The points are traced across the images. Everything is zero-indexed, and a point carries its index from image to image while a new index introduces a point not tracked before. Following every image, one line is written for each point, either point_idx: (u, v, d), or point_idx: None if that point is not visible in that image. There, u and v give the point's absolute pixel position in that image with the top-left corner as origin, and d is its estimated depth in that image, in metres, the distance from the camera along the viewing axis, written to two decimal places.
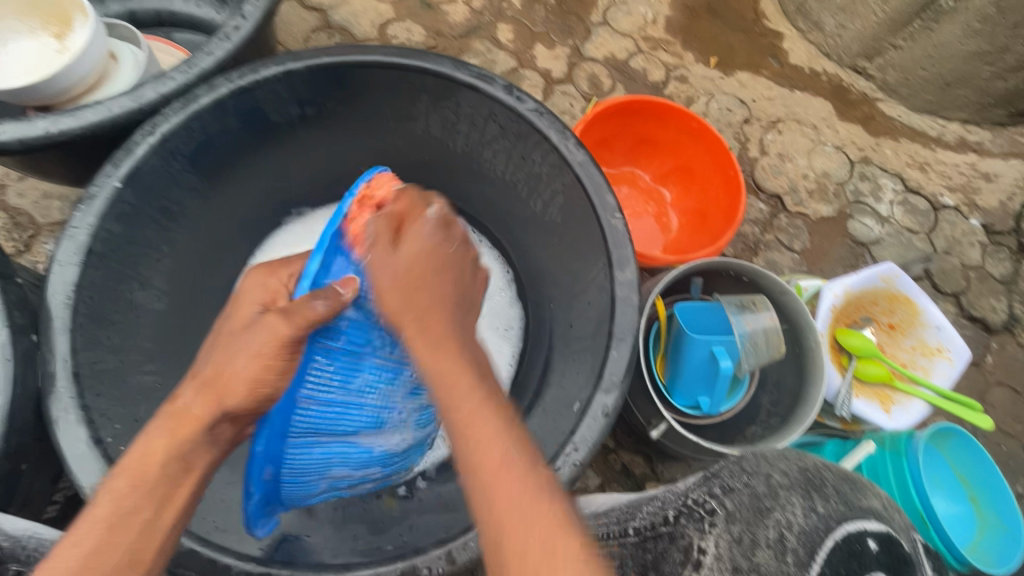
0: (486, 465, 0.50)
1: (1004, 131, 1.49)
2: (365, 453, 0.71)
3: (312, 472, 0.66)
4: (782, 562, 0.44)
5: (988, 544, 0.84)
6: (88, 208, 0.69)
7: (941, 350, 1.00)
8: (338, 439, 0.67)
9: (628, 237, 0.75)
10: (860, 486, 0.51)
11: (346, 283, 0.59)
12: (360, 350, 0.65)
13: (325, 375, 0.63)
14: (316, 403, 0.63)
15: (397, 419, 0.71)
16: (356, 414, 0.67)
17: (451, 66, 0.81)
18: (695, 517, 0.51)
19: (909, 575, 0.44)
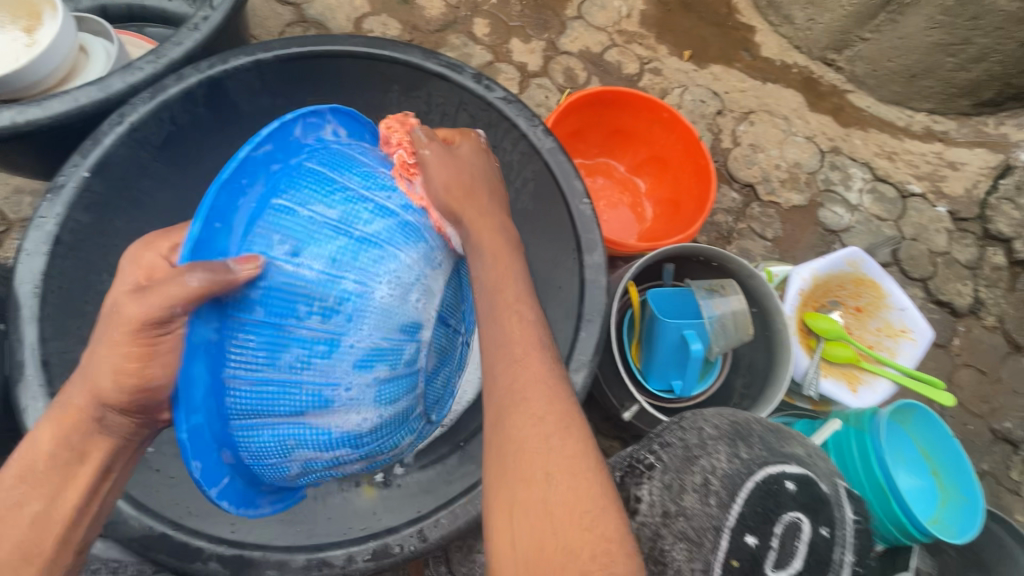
0: (517, 342, 0.59)
1: (969, 121, 1.54)
2: (323, 435, 0.60)
3: (272, 454, 0.60)
4: (705, 503, 0.62)
5: (949, 515, 0.87)
6: (56, 198, 0.69)
7: (905, 330, 1.03)
8: (284, 420, 0.59)
9: (595, 221, 0.77)
10: (785, 437, 0.68)
11: (240, 262, 0.54)
12: (278, 321, 0.57)
13: (244, 351, 0.56)
14: (240, 380, 0.57)
15: (350, 396, 0.59)
16: (294, 393, 0.58)
17: (421, 56, 0.82)
18: (636, 473, 0.67)
19: (819, 507, 0.62)
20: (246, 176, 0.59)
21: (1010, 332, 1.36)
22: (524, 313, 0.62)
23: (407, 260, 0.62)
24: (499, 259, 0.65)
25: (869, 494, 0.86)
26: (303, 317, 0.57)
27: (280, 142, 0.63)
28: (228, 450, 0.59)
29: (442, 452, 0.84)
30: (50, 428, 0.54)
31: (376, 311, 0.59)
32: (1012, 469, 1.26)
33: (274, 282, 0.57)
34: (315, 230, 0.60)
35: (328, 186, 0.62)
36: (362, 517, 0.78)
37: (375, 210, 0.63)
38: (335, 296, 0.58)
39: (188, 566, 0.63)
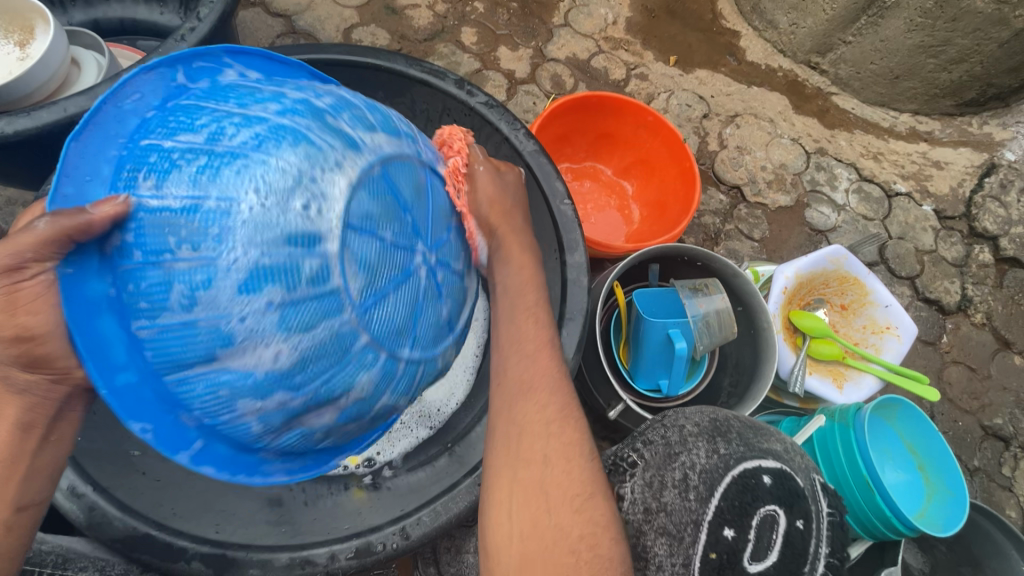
0: (528, 353, 0.64)
1: (953, 121, 1.55)
2: (248, 380, 0.49)
3: (219, 412, 0.50)
4: (685, 497, 0.59)
5: (935, 509, 0.87)
6: (42, 205, 0.70)
7: (890, 327, 1.04)
8: (206, 371, 0.48)
9: (577, 221, 0.78)
10: (763, 433, 0.65)
11: (97, 203, 0.47)
12: (157, 259, 0.47)
13: (137, 301, 0.47)
14: (147, 330, 0.48)
15: (254, 327, 0.47)
16: (192, 335, 0.47)
17: (404, 63, 0.84)
18: (619, 471, 0.68)
19: (795, 501, 0.58)
20: (116, 128, 0.52)
21: (998, 328, 1.37)
22: (538, 317, 0.67)
23: (290, 157, 0.48)
24: (525, 270, 0.70)
25: (853, 488, 0.86)
26: (175, 250, 0.46)
27: (155, 88, 0.56)
28: (183, 412, 0.51)
29: (432, 453, 0.86)
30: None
31: (257, 219, 0.46)
32: (1004, 465, 1.26)
33: (143, 217, 0.47)
34: (172, 152, 0.48)
35: (197, 108, 0.52)
36: (349, 518, 0.78)
37: (246, 118, 0.50)
38: (206, 213, 0.46)
39: (172, 565, 0.65)
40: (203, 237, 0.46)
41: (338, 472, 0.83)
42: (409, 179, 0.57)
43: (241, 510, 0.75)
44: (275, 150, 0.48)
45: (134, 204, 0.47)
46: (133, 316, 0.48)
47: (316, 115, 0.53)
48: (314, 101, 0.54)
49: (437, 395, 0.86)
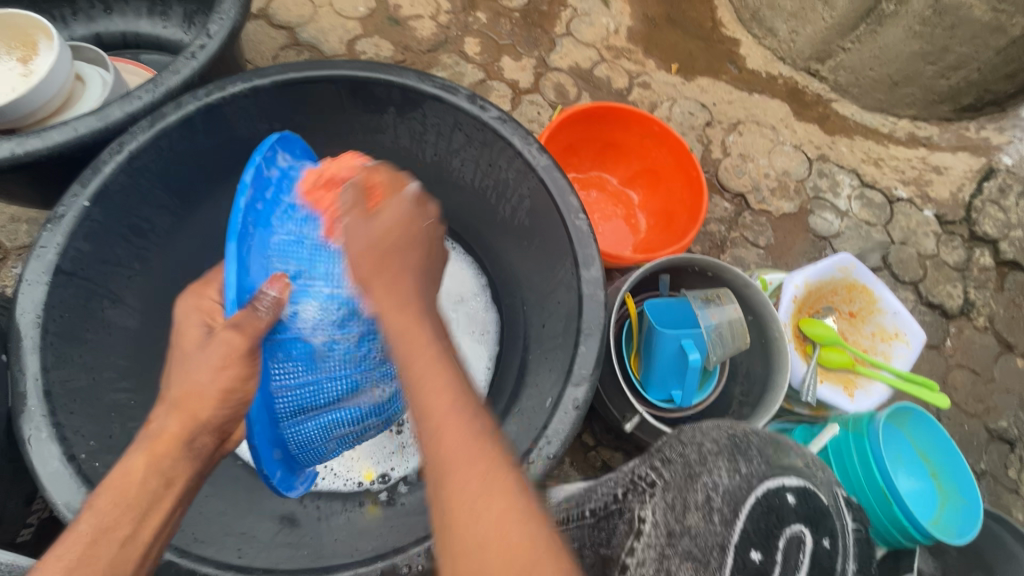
0: (433, 412, 0.53)
1: (951, 126, 1.57)
2: (355, 413, 0.77)
3: (316, 440, 0.74)
4: (710, 520, 0.57)
5: (949, 516, 0.88)
6: (55, 228, 0.70)
7: (898, 334, 1.05)
8: (325, 410, 0.74)
9: (592, 236, 0.78)
10: (783, 449, 0.66)
11: (273, 282, 0.66)
12: (305, 331, 0.70)
13: (286, 363, 0.69)
14: (288, 384, 0.70)
15: (369, 377, 0.76)
16: (325, 387, 0.73)
17: (416, 78, 0.84)
18: (637, 490, 0.62)
19: (820, 519, 0.58)
20: (250, 227, 0.69)
21: (1000, 331, 1.38)
22: (441, 381, 0.55)
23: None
24: (409, 332, 0.58)
25: (870, 497, 0.87)
26: (319, 322, 0.71)
27: (257, 186, 0.70)
28: (280, 450, 0.69)
29: None
30: (141, 458, 0.57)
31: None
32: (1009, 468, 1.27)
33: (299, 299, 0.70)
34: (319, 260, 0.73)
35: (306, 214, 0.75)
36: (370, 536, 0.77)
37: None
38: (346, 301, 0.72)
39: None
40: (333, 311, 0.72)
41: (353, 490, 0.89)
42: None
43: (260, 531, 0.77)
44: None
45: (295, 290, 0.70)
46: (274, 377, 0.69)
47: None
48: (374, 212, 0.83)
49: None
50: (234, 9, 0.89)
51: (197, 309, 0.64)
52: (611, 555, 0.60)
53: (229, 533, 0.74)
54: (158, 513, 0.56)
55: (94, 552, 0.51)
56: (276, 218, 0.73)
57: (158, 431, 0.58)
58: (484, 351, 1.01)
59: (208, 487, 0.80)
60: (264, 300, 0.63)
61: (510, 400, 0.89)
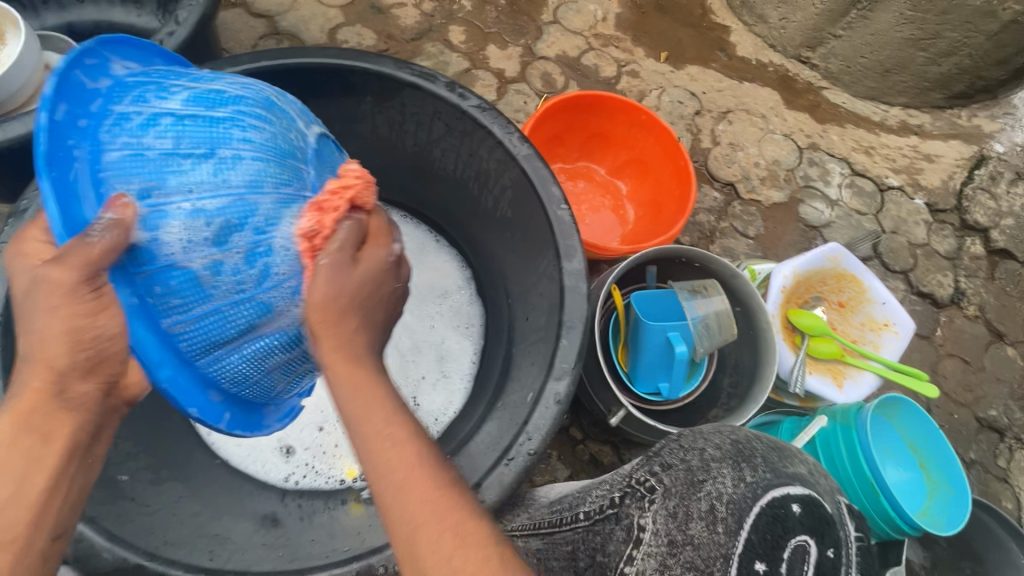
0: (398, 466, 0.52)
1: (942, 114, 1.55)
2: (289, 337, 0.60)
3: (249, 377, 0.60)
4: (713, 530, 0.54)
5: (938, 507, 0.87)
6: (16, 222, 0.67)
7: (888, 324, 1.04)
8: (245, 341, 0.58)
9: (574, 227, 0.76)
10: (786, 456, 0.60)
11: (109, 206, 0.50)
12: (174, 256, 0.52)
13: (168, 298, 0.53)
14: (182, 320, 0.54)
15: (285, 293, 0.57)
16: (232, 316, 0.56)
17: (393, 66, 0.82)
18: (637, 496, 0.62)
19: (825, 529, 0.52)
20: (74, 139, 0.51)
21: (991, 320, 1.37)
22: (398, 435, 0.53)
23: (257, 138, 0.55)
24: (363, 389, 0.54)
25: (858, 490, 0.86)
26: (187, 244, 0.52)
27: (70, 96, 0.52)
28: (213, 389, 0.59)
29: None
30: (5, 420, 0.52)
31: (257, 203, 0.54)
32: (999, 457, 1.27)
33: (151, 223, 0.51)
34: (168, 159, 0.52)
35: (144, 118, 0.53)
36: (349, 536, 0.75)
37: (195, 121, 0.54)
38: (217, 214, 0.53)
39: None
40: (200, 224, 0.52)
41: (335, 488, 0.87)
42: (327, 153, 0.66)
43: (237, 532, 0.76)
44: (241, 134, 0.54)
45: (143, 214, 0.51)
46: (162, 316, 0.54)
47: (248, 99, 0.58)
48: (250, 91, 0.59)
49: (435, 404, 0.95)
50: None
51: (23, 254, 0.53)
52: (608, 562, 0.60)
53: (202, 535, 0.72)
54: (43, 471, 0.52)
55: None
56: (105, 128, 0.53)
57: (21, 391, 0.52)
58: (469, 346, 1.00)
59: (183, 488, 0.78)
60: (97, 224, 0.48)
61: (494, 395, 0.88)
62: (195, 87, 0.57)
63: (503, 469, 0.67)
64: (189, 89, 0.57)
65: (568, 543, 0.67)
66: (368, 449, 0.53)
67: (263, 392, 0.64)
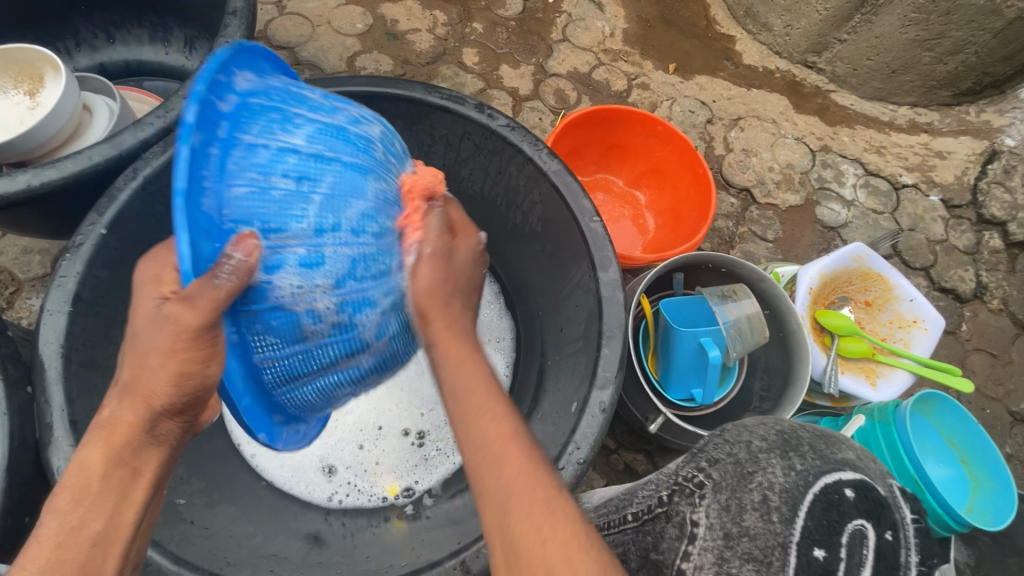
0: (497, 451, 0.53)
1: (951, 111, 1.57)
2: (356, 372, 0.62)
3: (315, 404, 0.63)
4: (767, 520, 0.54)
5: (983, 502, 0.87)
6: (74, 257, 0.70)
7: (917, 321, 1.04)
8: (322, 375, 0.60)
9: (608, 238, 0.78)
10: (833, 442, 0.61)
11: (236, 244, 0.49)
12: (285, 300, 0.53)
13: (267, 336, 0.54)
14: (274, 356, 0.56)
15: (377, 331, 0.59)
16: (318, 355, 0.58)
17: (423, 90, 0.84)
18: (686, 493, 0.61)
19: (881, 512, 0.53)
20: (204, 169, 0.50)
21: (1015, 313, 1.37)
22: (498, 416, 0.55)
23: (373, 193, 0.57)
24: (467, 375, 0.56)
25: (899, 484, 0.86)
26: (297, 290, 0.53)
27: (202, 122, 0.49)
28: (276, 414, 0.60)
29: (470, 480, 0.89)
30: (97, 451, 0.52)
31: (375, 256, 0.57)
32: None
33: (271, 265, 0.52)
34: (286, 202, 0.53)
35: (272, 153, 0.53)
36: (402, 552, 0.79)
37: (319, 161, 0.55)
38: (335, 265, 0.54)
39: None
40: (308, 273, 0.53)
41: (377, 505, 0.88)
42: (418, 187, 0.68)
43: (291, 551, 0.79)
44: (361, 190, 0.56)
45: (265, 256, 0.51)
46: (255, 350, 0.55)
47: (365, 144, 0.60)
48: (363, 130, 0.61)
49: None
50: (239, 32, 0.90)
51: (156, 280, 0.54)
52: (663, 559, 0.61)
53: (260, 555, 0.76)
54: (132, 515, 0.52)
55: (66, 555, 0.48)
56: (235, 158, 0.51)
57: (112, 420, 0.52)
58: (502, 359, 1.00)
59: (235, 510, 0.80)
60: (226, 265, 0.48)
61: (531, 406, 0.89)
62: (316, 119, 0.58)
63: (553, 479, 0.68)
64: (311, 121, 0.57)
65: (618, 544, 0.70)
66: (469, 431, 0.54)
67: (316, 410, 0.66)
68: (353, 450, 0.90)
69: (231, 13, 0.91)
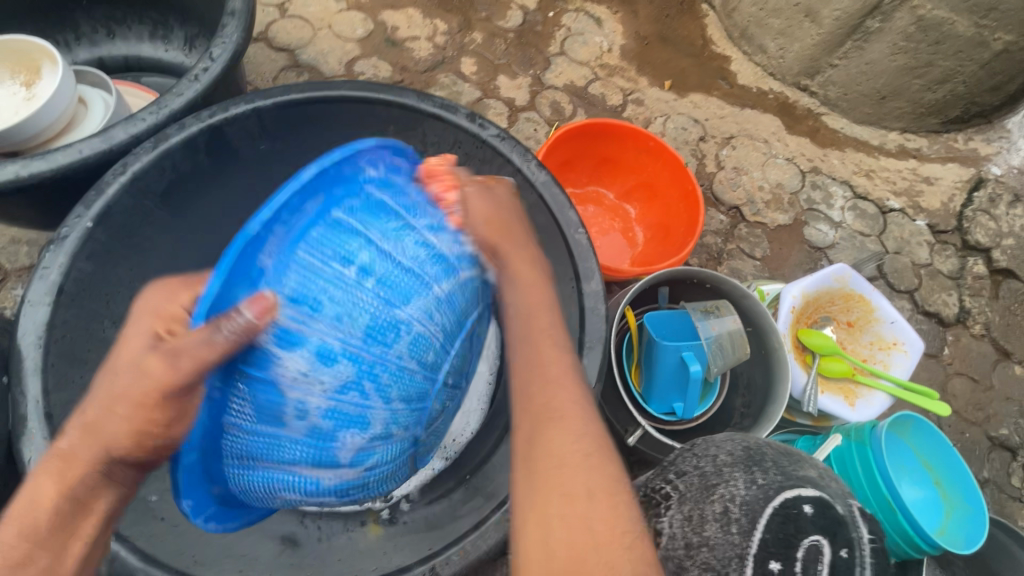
0: (545, 369, 0.62)
1: (939, 138, 1.60)
2: (312, 485, 0.60)
3: (260, 494, 0.61)
4: (727, 531, 0.59)
5: (955, 525, 0.88)
6: (58, 248, 0.71)
7: (897, 343, 1.05)
8: (279, 469, 0.58)
9: (592, 250, 0.80)
10: (796, 460, 0.65)
11: (251, 301, 0.51)
12: (280, 379, 0.54)
13: (247, 403, 0.55)
14: (246, 428, 0.56)
15: (351, 454, 0.58)
16: (281, 447, 0.57)
17: (415, 98, 0.85)
18: (653, 503, 0.67)
19: (838, 530, 0.59)
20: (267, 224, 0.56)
21: (997, 339, 1.39)
22: (552, 345, 0.64)
23: (415, 316, 0.59)
24: (526, 293, 0.67)
25: (873, 504, 0.87)
26: (298, 376, 0.54)
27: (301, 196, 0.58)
28: (223, 486, 0.59)
29: (448, 486, 0.87)
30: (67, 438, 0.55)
31: (383, 372, 0.57)
32: (1013, 476, 1.27)
33: (285, 341, 0.53)
34: (330, 287, 0.56)
35: (341, 246, 0.58)
36: (375, 553, 0.81)
37: (388, 278, 0.58)
38: (343, 364, 0.55)
39: None
40: (317, 366, 0.54)
41: (354, 509, 0.85)
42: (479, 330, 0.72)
43: (262, 551, 0.79)
44: (401, 312, 0.58)
45: (277, 325, 0.53)
46: (230, 412, 0.56)
47: (441, 270, 0.62)
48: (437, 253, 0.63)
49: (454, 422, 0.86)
50: (237, 32, 0.91)
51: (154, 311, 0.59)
52: None
53: (230, 555, 0.76)
54: None
55: None
56: (311, 234, 0.58)
57: (68, 453, 0.55)
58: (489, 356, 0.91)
59: None
60: (231, 322, 0.50)
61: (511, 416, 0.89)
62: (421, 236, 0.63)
63: None
64: (416, 237, 0.62)
65: None
66: (526, 350, 0.64)
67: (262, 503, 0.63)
68: None
69: (229, 14, 0.92)
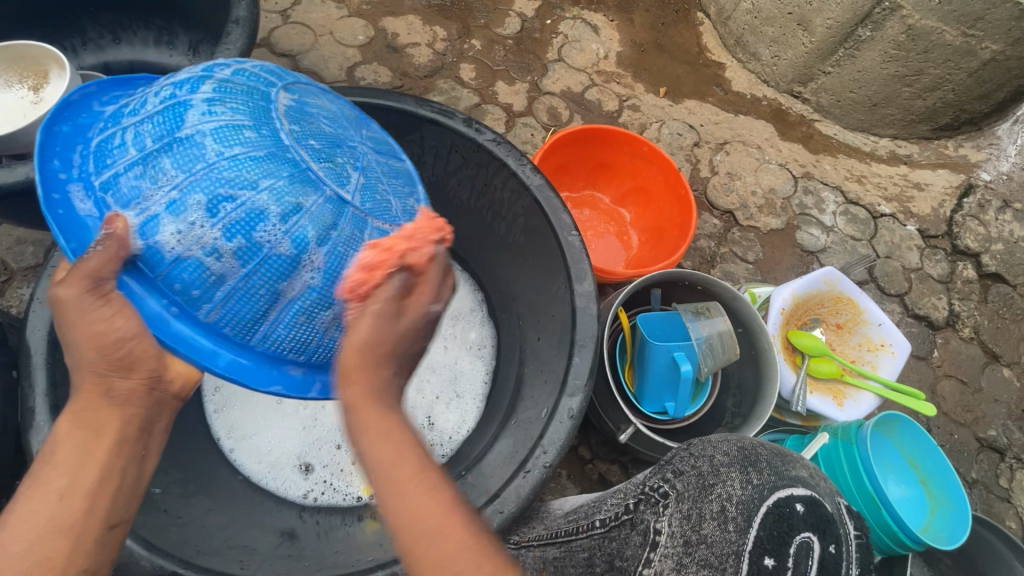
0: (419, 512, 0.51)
1: (930, 144, 1.63)
2: (314, 291, 0.59)
3: (307, 340, 0.61)
4: (724, 529, 0.56)
5: (939, 522, 0.90)
6: None
7: (884, 345, 1.08)
8: (276, 309, 0.59)
9: (584, 252, 0.82)
10: (789, 461, 0.64)
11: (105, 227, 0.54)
12: (175, 249, 0.55)
13: (185, 292, 0.56)
14: (213, 307, 0.57)
15: (282, 238, 0.56)
16: (252, 292, 0.57)
17: (414, 104, 0.88)
18: (651, 502, 0.65)
19: (826, 526, 0.55)
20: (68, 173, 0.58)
21: (985, 342, 1.41)
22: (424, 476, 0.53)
23: (208, 116, 0.56)
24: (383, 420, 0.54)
25: (859, 501, 0.89)
26: (179, 235, 0.54)
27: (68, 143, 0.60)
28: (287, 363, 0.63)
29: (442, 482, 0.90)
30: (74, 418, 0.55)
31: (225, 164, 0.55)
32: (1001, 476, 1.29)
33: (146, 225, 0.55)
34: (156, 162, 0.56)
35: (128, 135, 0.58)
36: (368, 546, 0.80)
37: (169, 114, 0.57)
38: (200, 194, 0.54)
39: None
40: (180, 216, 0.54)
41: (351, 504, 0.90)
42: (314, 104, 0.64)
43: (262, 544, 0.80)
44: (193, 125, 0.56)
45: (138, 224, 0.55)
46: (196, 310, 0.57)
47: (198, 80, 0.60)
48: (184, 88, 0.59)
49: (449, 423, 0.98)
50: (240, 40, 0.93)
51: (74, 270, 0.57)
52: (626, 566, 0.62)
53: (231, 546, 0.77)
54: None
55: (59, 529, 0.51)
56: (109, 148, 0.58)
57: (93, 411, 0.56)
58: (480, 366, 1.03)
59: (210, 501, 0.82)
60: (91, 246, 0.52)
61: (506, 413, 0.91)
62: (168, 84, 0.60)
63: (520, 481, 0.72)
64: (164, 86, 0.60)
65: (585, 550, 0.69)
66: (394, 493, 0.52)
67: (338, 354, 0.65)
68: (330, 450, 0.94)
69: (233, 22, 0.95)
